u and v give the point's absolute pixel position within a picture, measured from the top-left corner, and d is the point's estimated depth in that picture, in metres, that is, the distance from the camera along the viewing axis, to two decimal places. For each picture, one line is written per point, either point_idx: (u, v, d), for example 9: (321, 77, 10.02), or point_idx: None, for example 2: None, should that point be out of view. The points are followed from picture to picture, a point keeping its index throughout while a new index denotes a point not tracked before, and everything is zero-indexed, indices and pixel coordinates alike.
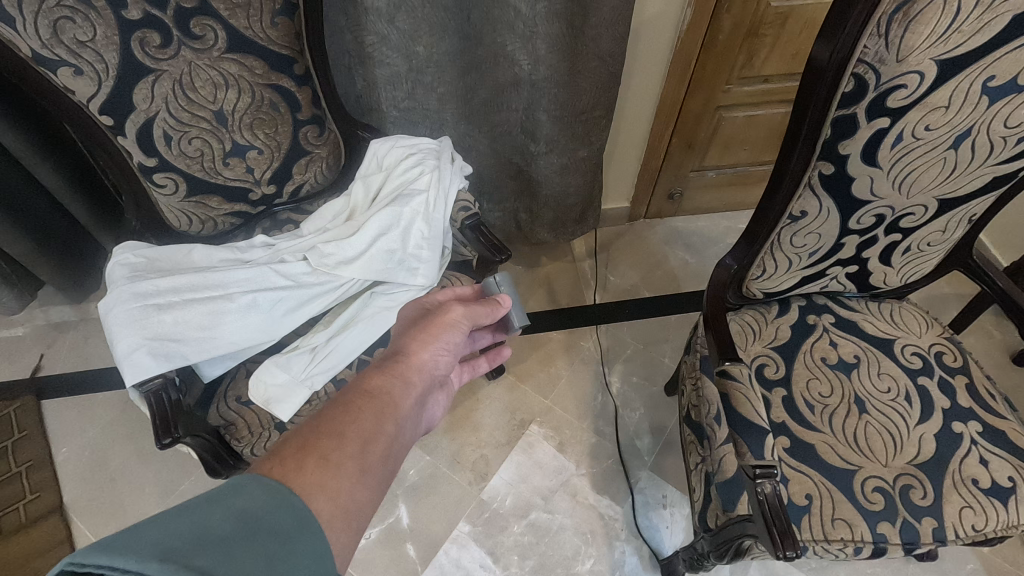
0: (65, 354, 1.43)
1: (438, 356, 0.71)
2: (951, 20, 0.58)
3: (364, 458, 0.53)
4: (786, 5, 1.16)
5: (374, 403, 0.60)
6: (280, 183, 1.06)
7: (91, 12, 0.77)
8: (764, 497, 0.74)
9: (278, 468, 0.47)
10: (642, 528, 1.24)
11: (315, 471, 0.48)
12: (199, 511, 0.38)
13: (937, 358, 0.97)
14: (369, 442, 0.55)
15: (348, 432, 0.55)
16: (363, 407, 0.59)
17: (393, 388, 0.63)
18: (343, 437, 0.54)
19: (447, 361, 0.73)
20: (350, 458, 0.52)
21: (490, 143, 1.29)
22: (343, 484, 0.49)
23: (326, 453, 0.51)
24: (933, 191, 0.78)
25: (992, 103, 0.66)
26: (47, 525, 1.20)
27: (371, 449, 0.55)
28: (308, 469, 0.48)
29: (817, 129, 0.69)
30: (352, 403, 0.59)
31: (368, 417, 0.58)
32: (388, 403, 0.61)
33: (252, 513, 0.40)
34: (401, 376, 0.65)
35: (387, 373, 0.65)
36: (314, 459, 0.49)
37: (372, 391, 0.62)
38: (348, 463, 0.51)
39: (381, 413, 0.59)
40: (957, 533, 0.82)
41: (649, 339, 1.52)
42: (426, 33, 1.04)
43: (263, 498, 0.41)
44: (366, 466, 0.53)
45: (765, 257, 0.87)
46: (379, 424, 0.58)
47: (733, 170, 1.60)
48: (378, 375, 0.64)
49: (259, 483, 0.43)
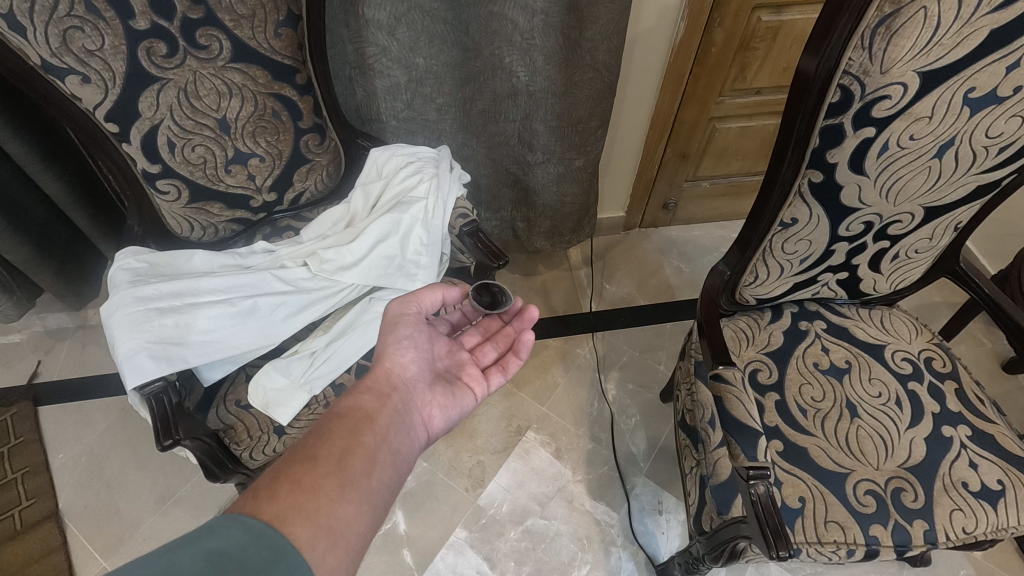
0: (62, 361, 1.43)
1: (404, 358, 0.74)
2: (931, 34, 0.60)
3: (342, 474, 0.56)
4: (776, 19, 1.19)
5: (348, 421, 0.64)
6: (281, 191, 1.08)
7: (100, 22, 0.79)
8: (757, 498, 0.75)
9: (251, 500, 0.49)
10: (638, 534, 1.24)
11: (289, 494, 0.51)
12: (172, 554, 0.40)
13: (926, 363, 0.99)
14: (346, 458, 0.58)
15: (322, 452, 0.58)
16: (337, 427, 0.62)
17: (364, 403, 0.67)
18: (318, 458, 0.57)
19: (417, 360, 0.76)
20: (326, 477, 0.55)
21: (488, 152, 1.32)
22: (320, 503, 0.52)
23: (300, 477, 0.53)
24: (918, 199, 0.80)
25: (973, 114, 0.69)
26: (42, 531, 1.19)
27: (348, 463, 0.58)
28: (283, 495, 0.51)
29: (806, 137, 0.71)
30: (327, 424, 0.62)
31: (341, 434, 0.61)
32: (363, 417, 0.65)
33: (227, 551, 0.42)
34: (370, 389, 0.69)
35: (358, 391, 0.69)
36: (289, 484, 0.52)
37: (346, 410, 0.65)
38: (325, 482, 0.54)
39: (356, 428, 0.63)
40: (948, 535, 0.83)
41: (644, 347, 1.54)
42: (426, 45, 1.07)
43: (239, 536, 0.44)
44: (346, 481, 0.56)
45: (757, 263, 0.89)
46: (355, 439, 0.61)
47: (726, 180, 1.63)
48: (350, 395, 0.68)
49: (233, 520, 0.45)
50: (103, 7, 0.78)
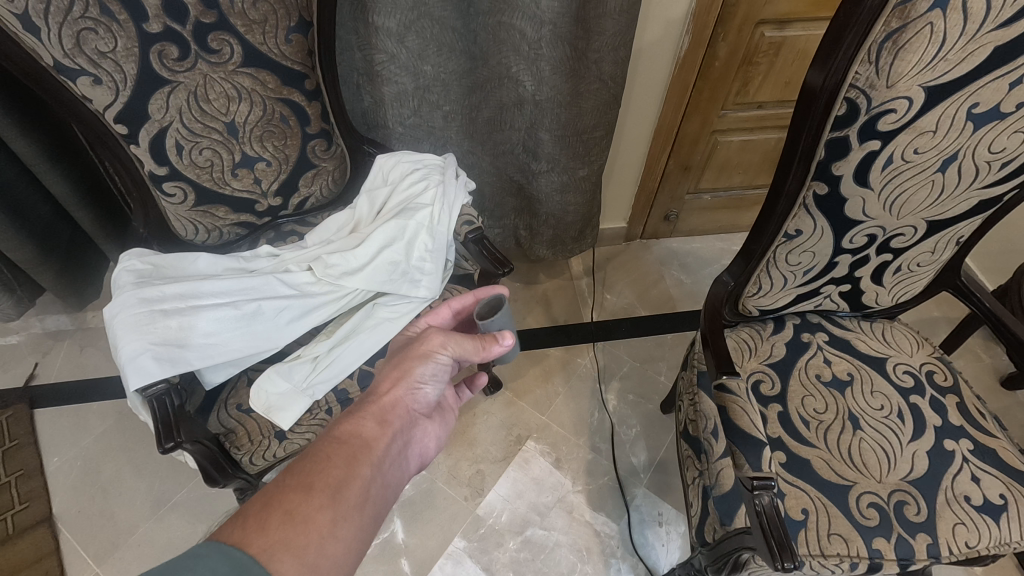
0: (60, 363, 1.43)
1: (418, 389, 0.72)
2: (937, 49, 0.61)
3: (335, 509, 0.55)
4: (779, 35, 1.21)
5: (346, 449, 0.62)
6: (286, 195, 1.08)
7: (113, 24, 0.79)
8: (762, 508, 0.75)
9: (239, 530, 0.49)
10: (638, 545, 1.23)
11: (280, 527, 0.50)
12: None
13: (928, 376, 0.99)
14: (341, 490, 0.57)
15: (317, 482, 0.57)
16: (335, 454, 0.61)
17: (366, 431, 0.65)
18: (313, 488, 0.56)
19: (430, 394, 0.73)
20: (320, 510, 0.54)
21: (492, 160, 1.33)
22: (309, 539, 0.51)
23: (292, 508, 0.53)
24: (921, 213, 0.81)
25: (977, 129, 0.70)
26: (35, 535, 1.17)
27: (342, 497, 0.56)
28: (273, 527, 0.50)
29: (812, 148, 0.72)
30: (324, 450, 0.61)
31: (338, 463, 0.60)
32: (362, 446, 0.63)
33: None
34: (374, 416, 0.67)
35: (360, 415, 0.67)
36: (279, 514, 0.51)
37: (345, 435, 0.64)
38: (317, 515, 0.53)
39: (354, 457, 0.62)
40: (951, 549, 0.82)
41: (645, 358, 1.54)
42: (434, 53, 1.08)
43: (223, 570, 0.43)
44: (339, 516, 0.55)
45: (761, 274, 0.90)
46: (351, 468, 0.60)
47: (728, 193, 1.64)
48: (352, 419, 0.66)
49: (216, 551, 0.45)
50: (117, 10, 0.79)
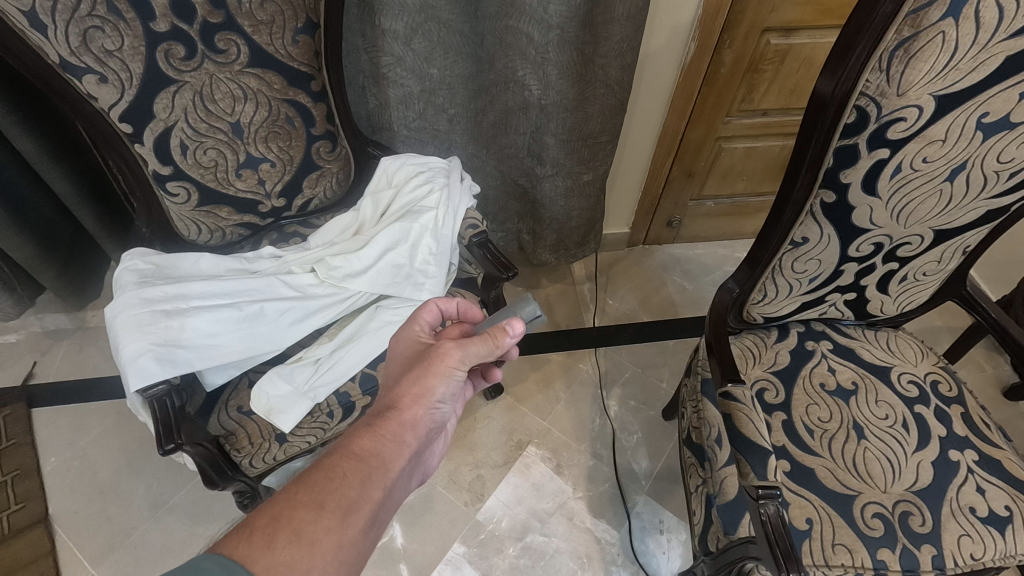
0: (58, 362, 1.42)
1: (436, 407, 0.69)
2: (948, 58, 0.61)
3: (342, 532, 0.54)
4: (785, 42, 1.21)
5: (360, 467, 0.60)
6: (290, 196, 1.08)
7: (120, 23, 0.79)
8: (767, 518, 0.74)
9: (244, 545, 0.48)
10: (639, 553, 1.22)
11: (286, 547, 0.49)
12: None
13: (933, 386, 0.98)
14: (351, 513, 0.56)
15: (328, 502, 0.55)
16: (347, 473, 0.59)
17: (382, 449, 0.63)
18: (323, 508, 0.54)
19: (445, 412, 0.70)
20: (327, 532, 0.53)
21: (497, 164, 1.33)
22: (314, 562, 0.50)
23: (300, 527, 0.52)
24: (929, 221, 0.80)
25: (986, 138, 0.69)
26: (30, 537, 1.16)
27: (351, 520, 0.55)
28: (279, 545, 0.49)
29: (821, 156, 0.72)
30: (337, 467, 0.59)
31: (351, 484, 0.58)
32: (376, 466, 0.61)
33: None
34: (391, 435, 0.65)
35: (377, 432, 0.64)
36: (286, 532, 0.51)
37: (361, 453, 0.62)
38: (325, 538, 0.52)
39: (367, 477, 0.60)
40: (956, 561, 0.81)
41: (647, 364, 1.53)
42: (440, 56, 1.08)
43: None
44: (344, 540, 0.54)
45: (766, 282, 0.89)
46: (363, 490, 0.58)
47: (731, 200, 1.64)
48: (368, 434, 0.64)
49: (217, 565, 0.43)
50: (124, 9, 0.79)
